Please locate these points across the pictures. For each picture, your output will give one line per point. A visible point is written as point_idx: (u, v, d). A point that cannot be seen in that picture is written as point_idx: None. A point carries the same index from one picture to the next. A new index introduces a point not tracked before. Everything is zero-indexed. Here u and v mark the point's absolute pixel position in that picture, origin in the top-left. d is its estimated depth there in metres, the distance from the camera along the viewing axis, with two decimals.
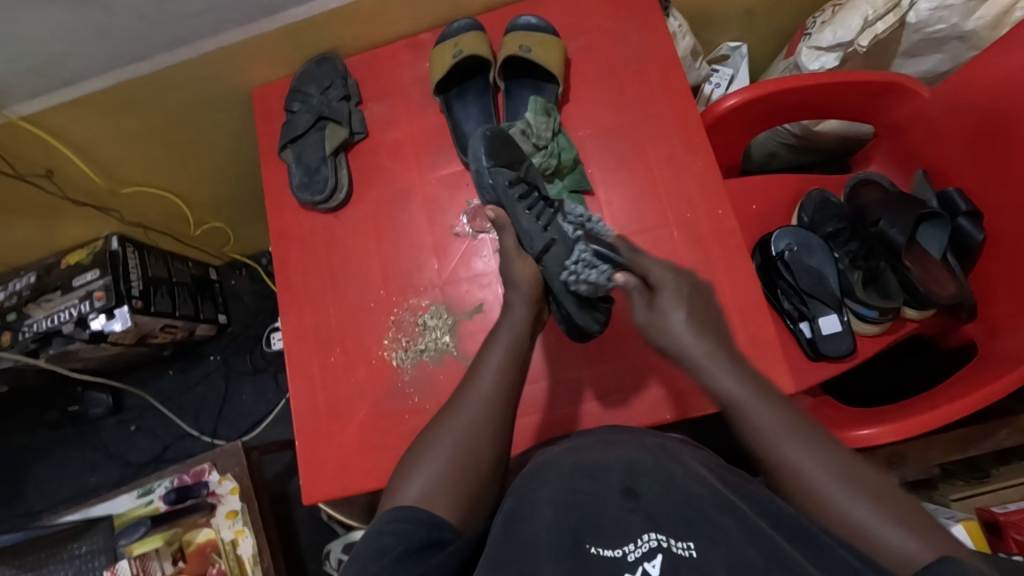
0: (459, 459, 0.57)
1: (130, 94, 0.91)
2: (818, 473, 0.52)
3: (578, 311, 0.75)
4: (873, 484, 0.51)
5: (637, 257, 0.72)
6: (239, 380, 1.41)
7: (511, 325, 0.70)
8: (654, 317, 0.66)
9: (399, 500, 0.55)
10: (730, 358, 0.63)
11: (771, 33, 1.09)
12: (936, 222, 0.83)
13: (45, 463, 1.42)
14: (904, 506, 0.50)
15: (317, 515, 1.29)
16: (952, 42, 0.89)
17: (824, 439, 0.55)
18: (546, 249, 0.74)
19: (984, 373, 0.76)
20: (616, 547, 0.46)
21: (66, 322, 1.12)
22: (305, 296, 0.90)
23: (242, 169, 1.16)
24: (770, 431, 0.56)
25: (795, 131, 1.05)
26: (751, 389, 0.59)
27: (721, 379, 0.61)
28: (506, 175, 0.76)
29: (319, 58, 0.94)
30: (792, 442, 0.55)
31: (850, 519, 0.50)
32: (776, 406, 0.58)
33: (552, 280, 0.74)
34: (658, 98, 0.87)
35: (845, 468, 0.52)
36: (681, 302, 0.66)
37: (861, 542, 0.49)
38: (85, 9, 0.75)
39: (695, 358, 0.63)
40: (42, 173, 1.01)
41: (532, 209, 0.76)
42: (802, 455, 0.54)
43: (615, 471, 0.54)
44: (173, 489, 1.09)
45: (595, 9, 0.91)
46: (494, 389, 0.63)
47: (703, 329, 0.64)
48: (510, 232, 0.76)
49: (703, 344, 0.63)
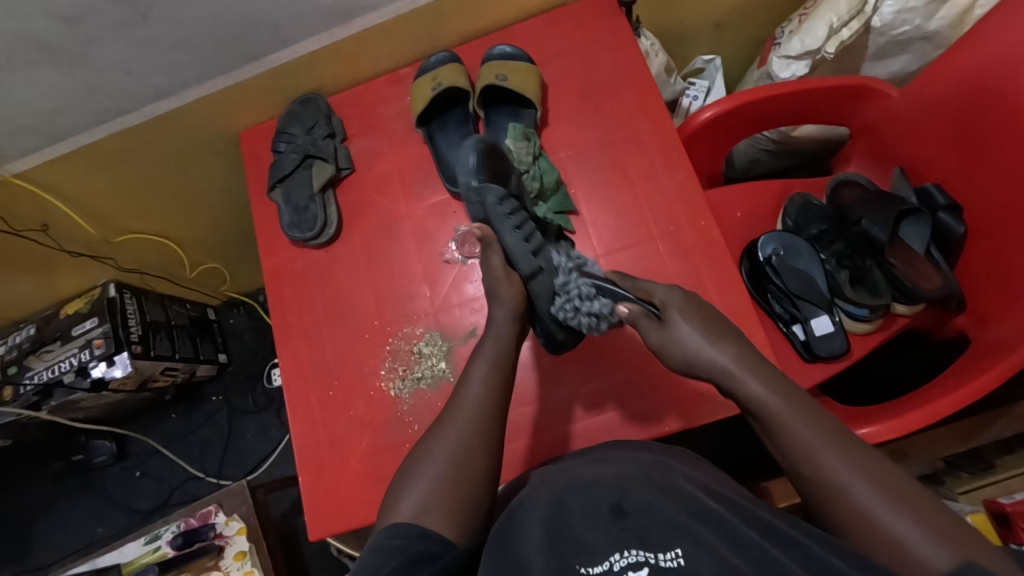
0: (453, 473, 0.58)
1: (121, 145, 0.93)
2: (854, 483, 0.52)
3: (558, 328, 0.77)
4: (905, 494, 0.51)
5: (638, 283, 0.74)
6: (241, 419, 1.41)
7: (495, 334, 0.71)
8: (666, 327, 0.67)
9: (394, 517, 0.56)
10: (755, 364, 0.63)
11: (742, 44, 1.12)
12: (917, 217, 0.82)
13: (51, 516, 1.41)
14: (938, 517, 0.49)
15: (327, 551, 1.28)
16: (918, 43, 0.92)
17: (858, 448, 0.55)
18: (533, 274, 0.73)
19: (977, 363, 0.76)
20: (601, 562, 0.47)
21: (66, 372, 1.13)
22: (301, 333, 0.91)
23: (234, 210, 1.18)
24: (802, 440, 0.56)
25: (773, 138, 1.07)
26: (784, 396, 0.59)
27: (751, 385, 0.61)
28: (495, 192, 0.74)
29: (303, 98, 0.97)
30: (826, 451, 0.54)
31: (885, 530, 0.49)
32: (808, 415, 0.57)
33: (540, 304, 0.75)
34: (635, 116, 0.89)
35: (879, 479, 0.52)
36: (691, 315, 0.67)
37: (894, 552, 0.48)
38: (74, 67, 0.77)
39: (720, 366, 0.63)
40: (38, 228, 1.03)
41: (520, 227, 0.74)
42: (836, 464, 0.54)
43: (605, 488, 0.54)
44: (180, 533, 1.09)
45: (567, 34, 0.93)
46: (482, 400, 0.64)
47: (727, 345, 0.65)
48: (496, 250, 0.74)
49: (725, 352, 0.64)
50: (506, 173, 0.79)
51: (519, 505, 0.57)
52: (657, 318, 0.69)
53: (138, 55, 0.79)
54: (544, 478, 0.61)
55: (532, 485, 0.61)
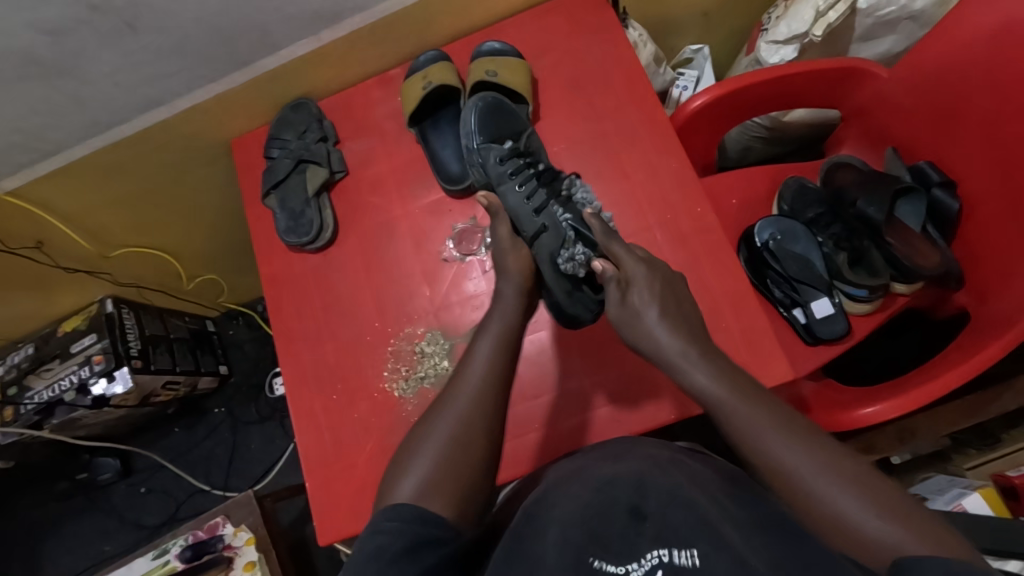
0: (455, 458, 0.57)
1: (114, 159, 0.93)
2: (800, 467, 0.51)
3: (566, 299, 0.74)
4: (855, 475, 0.50)
5: (609, 240, 0.69)
6: (246, 430, 1.40)
7: (502, 310, 0.69)
8: (626, 313, 0.64)
9: (394, 497, 0.55)
10: (711, 354, 0.60)
11: (730, 32, 1.12)
12: (912, 197, 0.84)
13: (57, 536, 1.40)
14: (885, 497, 0.48)
15: (337, 557, 1.27)
16: (904, 22, 0.92)
17: (807, 430, 0.54)
18: (536, 235, 0.75)
19: (979, 339, 0.76)
20: (620, 565, 0.47)
21: (67, 390, 1.12)
22: (302, 338, 0.91)
23: (228, 219, 1.17)
24: (747, 425, 0.55)
25: (764, 124, 1.07)
26: (731, 387, 0.57)
27: (699, 378, 0.59)
28: (495, 152, 0.82)
29: (293, 104, 0.96)
30: (775, 433, 0.53)
31: (830, 508, 0.49)
32: (757, 401, 0.56)
33: (546, 270, 0.74)
34: (626, 106, 0.89)
35: (825, 461, 0.51)
36: (655, 296, 0.64)
37: (839, 534, 0.48)
38: (61, 81, 0.77)
39: (668, 354, 0.61)
40: (33, 245, 1.03)
41: (521, 186, 0.80)
42: (784, 445, 0.53)
43: (624, 489, 0.54)
44: (188, 546, 1.09)
45: (555, 28, 0.94)
46: (483, 380, 0.62)
47: (684, 338, 0.61)
48: (500, 217, 0.75)
49: (670, 336, 0.61)
50: (517, 132, 0.85)
51: (537, 503, 0.57)
52: (624, 287, 0.65)
53: (126, 65, 0.78)
54: (564, 478, 0.60)
55: (550, 484, 0.60)
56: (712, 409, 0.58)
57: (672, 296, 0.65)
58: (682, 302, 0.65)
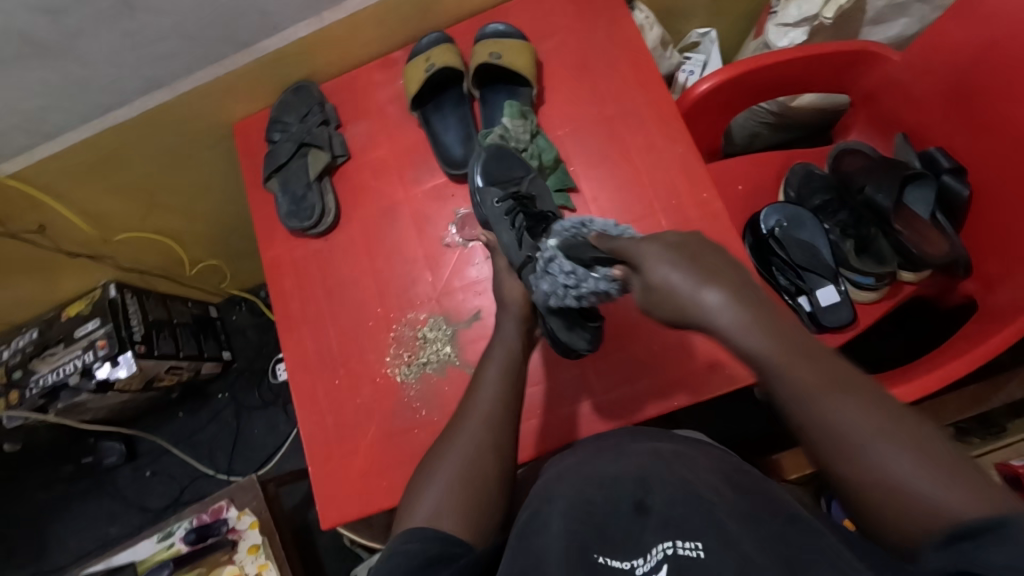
0: (469, 477, 0.56)
1: (113, 144, 0.93)
2: (854, 428, 0.43)
3: (564, 330, 0.70)
4: (918, 437, 0.42)
5: (613, 242, 0.56)
6: (250, 416, 1.41)
7: (503, 339, 0.71)
8: (650, 293, 0.50)
9: (410, 521, 0.54)
10: (762, 306, 0.48)
11: (739, 15, 1.10)
12: (921, 182, 0.82)
13: (64, 518, 1.41)
14: (949, 459, 0.41)
15: (340, 542, 1.28)
16: (917, 5, 0.91)
17: (855, 381, 0.45)
18: (523, 264, 0.72)
19: (984, 328, 0.75)
20: (627, 559, 0.47)
21: (71, 374, 1.13)
22: (304, 322, 0.91)
23: (229, 203, 1.17)
24: (800, 389, 0.45)
25: (773, 109, 1.05)
26: (784, 345, 0.46)
27: (750, 339, 0.46)
28: (494, 195, 0.79)
29: (296, 86, 0.95)
30: (829, 396, 0.44)
31: (878, 476, 0.42)
32: (811, 359, 0.46)
33: (532, 297, 0.69)
34: (632, 89, 0.88)
35: (883, 427, 0.42)
36: (672, 254, 0.49)
37: (889, 511, 0.41)
38: (60, 61, 0.76)
39: (701, 310, 0.47)
40: (35, 229, 1.02)
41: (514, 225, 0.76)
42: (838, 407, 0.44)
43: (629, 481, 0.54)
44: (193, 529, 1.10)
45: (559, 11, 0.92)
46: (495, 403, 0.63)
47: (740, 300, 0.47)
48: (500, 253, 0.77)
49: (714, 292, 0.47)
50: (517, 177, 0.82)
51: (542, 498, 0.57)
52: (637, 275, 0.52)
53: (126, 46, 0.78)
54: (565, 472, 0.61)
55: (553, 476, 0.61)
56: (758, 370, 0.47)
57: (702, 260, 0.49)
58: (722, 260, 0.49)
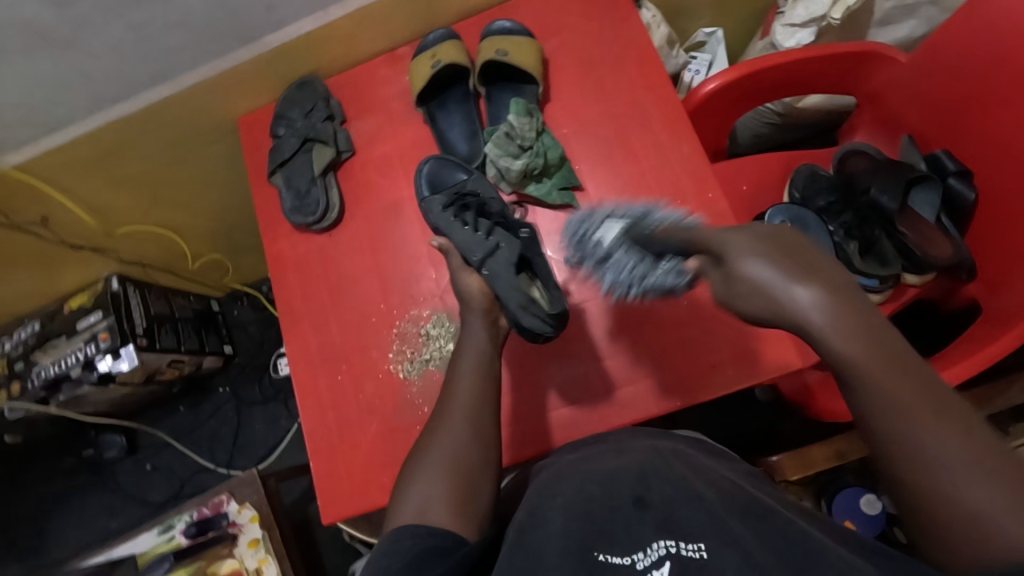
0: (457, 470, 0.56)
1: (117, 137, 0.92)
2: (937, 446, 0.41)
3: (525, 314, 0.68)
4: (1004, 467, 0.40)
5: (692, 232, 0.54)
6: (250, 411, 1.41)
7: (469, 337, 0.68)
8: (731, 286, 0.47)
9: (398, 519, 0.54)
10: (861, 310, 0.44)
11: (745, 15, 1.10)
12: (926, 185, 0.83)
13: (64, 510, 1.41)
14: None
15: (340, 537, 1.29)
16: (924, 6, 0.90)
17: (945, 399, 0.42)
18: (488, 255, 0.71)
19: (988, 333, 0.75)
20: (627, 555, 0.46)
21: (73, 366, 1.12)
22: (307, 318, 0.91)
23: (232, 198, 1.17)
24: (886, 399, 0.42)
25: (777, 110, 1.05)
26: (876, 349, 0.43)
27: (836, 341, 0.43)
28: (439, 202, 0.81)
29: (301, 81, 0.95)
30: (919, 410, 0.42)
31: (953, 500, 0.40)
32: (904, 370, 0.43)
33: (500, 284, 0.69)
34: (638, 88, 0.88)
35: (969, 452, 0.40)
36: (759, 248, 0.46)
37: (956, 535, 0.40)
38: (65, 53, 0.76)
39: (798, 310, 0.44)
40: (38, 221, 1.02)
41: (467, 223, 0.75)
42: (926, 425, 0.41)
43: (629, 479, 0.54)
44: (193, 522, 1.10)
45: (565, 9, 0.92)
46: (472, 397, 0.61)
47: (837, 297, 0.43)
48: (454, 252, 0.74)
49: (808, 290, 0.43)
50: (460, 181, 0.85)
51: (542, 496, 0.56)
52: (717, 265, 0.49)
53: (131, 38, 0.77)
54: (566, 469, 0.61)
55: (553, 473, 0.61)
56: (842, 374, 0.44)
57: (800, 257, 0.45)
58: (823, 257, 0.46)
